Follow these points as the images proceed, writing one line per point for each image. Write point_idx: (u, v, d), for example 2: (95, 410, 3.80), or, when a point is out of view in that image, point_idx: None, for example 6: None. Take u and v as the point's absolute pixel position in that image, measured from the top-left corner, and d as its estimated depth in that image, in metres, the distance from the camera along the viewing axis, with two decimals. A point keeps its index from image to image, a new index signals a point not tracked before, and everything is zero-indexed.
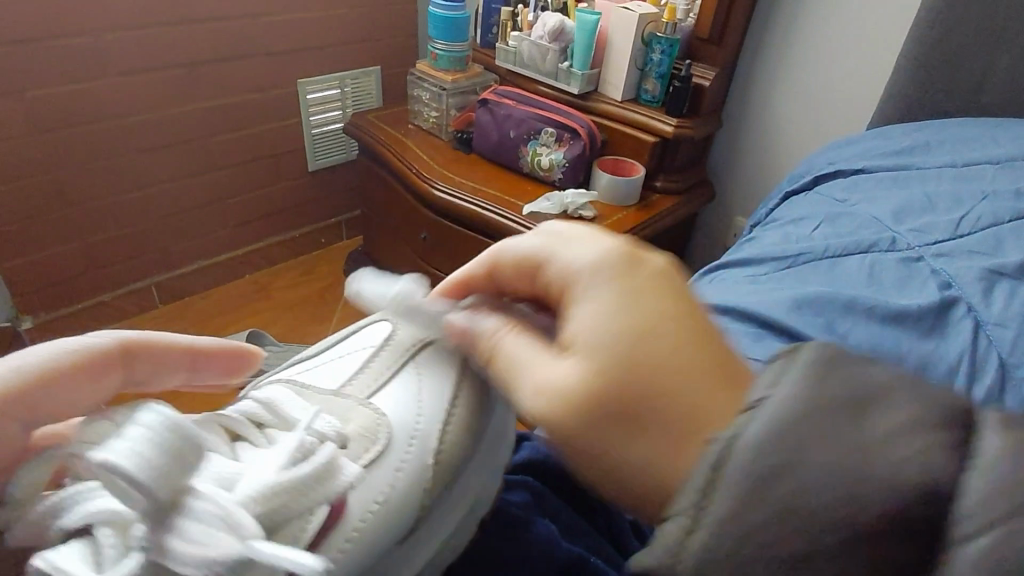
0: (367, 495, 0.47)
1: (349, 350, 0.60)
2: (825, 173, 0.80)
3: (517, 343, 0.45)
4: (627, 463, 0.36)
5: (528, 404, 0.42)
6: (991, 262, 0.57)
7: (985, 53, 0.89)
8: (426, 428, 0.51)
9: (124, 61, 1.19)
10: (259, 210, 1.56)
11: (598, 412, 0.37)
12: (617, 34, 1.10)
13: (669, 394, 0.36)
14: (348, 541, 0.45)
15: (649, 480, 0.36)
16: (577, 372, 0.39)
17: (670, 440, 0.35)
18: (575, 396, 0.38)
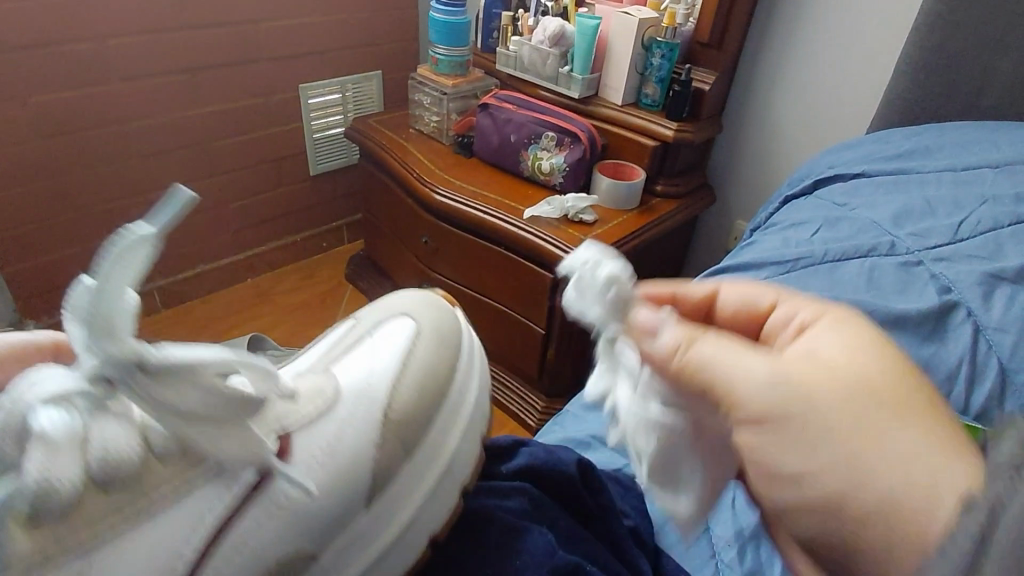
0: (312, 442, 0.49)
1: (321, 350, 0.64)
2: (825, 177, 0.80)
3: (736, 344, 0.39)
4: (883, 473, 0.31)
5: (761, 391, 0.36)
6: (990, 266, 0.57)
7: (985, 57, 0.89)
8: (377, 383, 0.53)
9: (125, 67, 1.20)
10: (261, 214, 1.56)
11: (878, 414, 0.33)
12: (617, 39, 1.10)
13: (947, 437, 0.31)
14: (308, 461, 0.48)
15: (912, 503, 0.30)
16: (866, 374, 0.34)
17: (938, 449, 0.30)
18: (863, 397, 0.34)
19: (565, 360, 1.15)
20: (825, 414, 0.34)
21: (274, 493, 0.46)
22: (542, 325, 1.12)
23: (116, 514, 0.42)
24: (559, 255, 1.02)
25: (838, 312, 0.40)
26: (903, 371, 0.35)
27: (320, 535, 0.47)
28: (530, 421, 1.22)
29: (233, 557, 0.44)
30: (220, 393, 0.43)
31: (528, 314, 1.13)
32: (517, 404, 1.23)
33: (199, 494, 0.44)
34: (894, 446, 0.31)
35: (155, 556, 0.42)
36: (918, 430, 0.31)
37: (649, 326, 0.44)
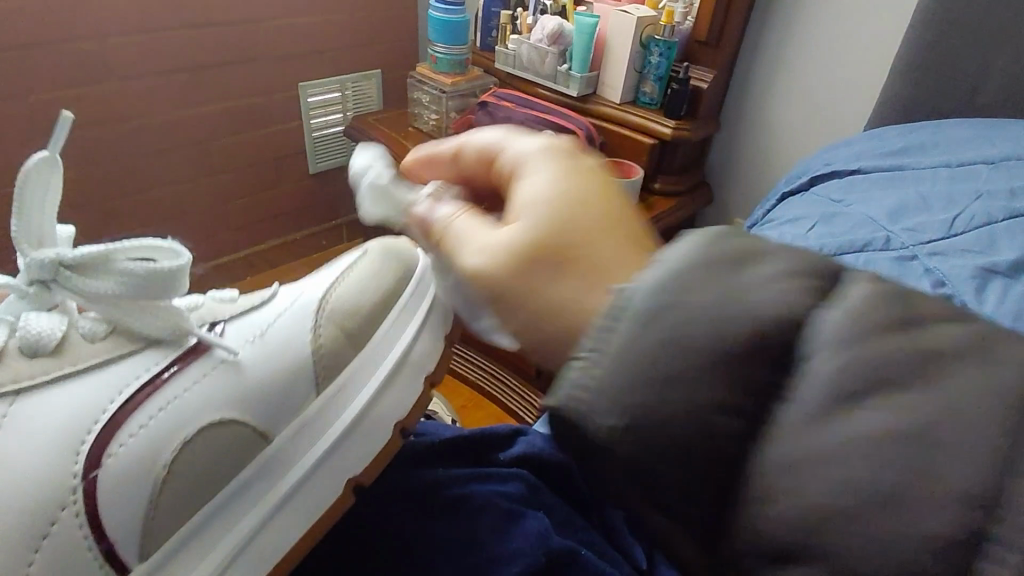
0: (246, 332, 0.59)
1: None
2: (821, 174, 0.80)
3: (478, 225, 0.51)
4: (562, 300, 0.42)
5: (478, 265, 0.47)
6: (984, 261, 0.57)
7: (982, 55, 0.90)
8: (308, 296, 0.62)
9: (126, 65, 1.20)
10: (260, 213, 1.57)
11: (551, 268, 0.43)
12: (616, 37, 1.10)
13: (595, 253, 0.43)
14: (222, 362, 0.56)
15: (565, 318, 0.42)
16: (526, 236, 0.45)
17: (592, 280, 0.42)
18: (536, 252, 0.44)
19: None
20: (554, 233, 0.44)
21: (184, 380, 0.55)
22: None
23: (49, 371, 0.52)
24: None
25: (550, 149, 0.51)
26: (596, 188, 0.47)
27: (272, 411, 0.57)
28: (529, 419, 1.22)
29: (174, 418, 0.53)
30: (124, 271, 0.53)
31: None
32: (516, 402, 1.23)
33: (124, 363, 0.54)
34: (605, 256, 0.43)
35: (81, 404, 0.51)
36: (616, 234, 0.44)
37: (422, 216, 0.55)
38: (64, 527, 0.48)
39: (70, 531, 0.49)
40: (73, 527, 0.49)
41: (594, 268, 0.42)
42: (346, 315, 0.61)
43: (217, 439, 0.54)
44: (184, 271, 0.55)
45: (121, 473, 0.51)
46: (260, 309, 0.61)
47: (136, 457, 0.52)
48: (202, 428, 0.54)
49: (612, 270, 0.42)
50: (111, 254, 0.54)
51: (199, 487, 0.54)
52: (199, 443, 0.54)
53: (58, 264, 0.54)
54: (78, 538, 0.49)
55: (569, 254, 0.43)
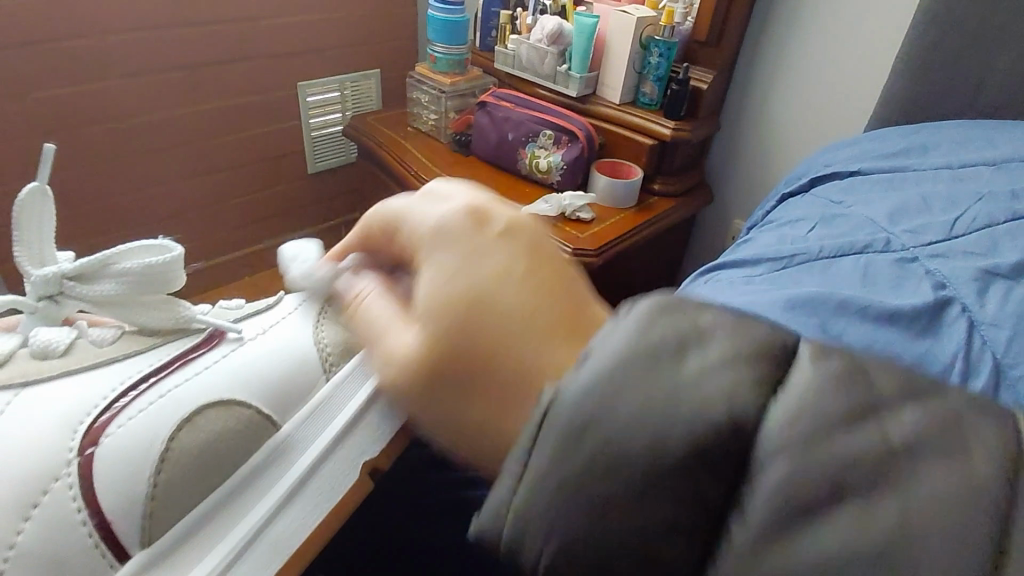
0: (249, 335, 0.59)
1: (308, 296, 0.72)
2: (822, 175, 0.80)
3: (392, 320, 0.48)
4: (479, 412, 0.41)
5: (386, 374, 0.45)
6: (985, 263, 0.57)
7: (983, 56, 0.89)
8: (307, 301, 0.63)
9: (124, 64, 1.20)
10: (260, 212, 1.56)
11: (460, 382, 0.41)
12: (616, 37, 1.10)
13: (516, 356, 0.40)
14: (220, 359, 0.56)
15: (489, 427, 0.40)
16: (424, 343, 0.42)
17: (518, 384, 0.40)
18: (436, 360, 0.41)
19: None
20: (461, 317, 0.41)
21: (201, 362, 0.56)
22: None
23: (55, 367, 0.53)
24: None
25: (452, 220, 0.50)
26: (504, 260, 0.45)
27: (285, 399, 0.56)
28: None
29: (159, 413, 0.51)
30: (123, 269, 0.55)
31: None
32: None
33: (138, 358, 0.55)
34: (538, 351, 0.40)
35: (85, 388, 0.51)
36: (551, 307, 0.43)
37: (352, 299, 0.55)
38: (52, 504, 0.46)
39: (62, 501, 0.47)
40: (63, 500, 0.47)
41: (519, 364, 0.40)
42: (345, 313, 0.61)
43: (220, 421, 0.53)
44: (179, 262, 0.57)
45: (120, 451, 0.49)
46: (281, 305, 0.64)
47: (133, 442, 0.50)
48: (202, 408, 0.52)
49: (541, 359, 0.40)
50: (109, 259, 0.56)
51: (213, 468, 0.52)
52: (198, 424, 0.52)
53: (63, 276, 0.56)
54: (70, 511, 0.47)
55: (467, 359, 0.41)
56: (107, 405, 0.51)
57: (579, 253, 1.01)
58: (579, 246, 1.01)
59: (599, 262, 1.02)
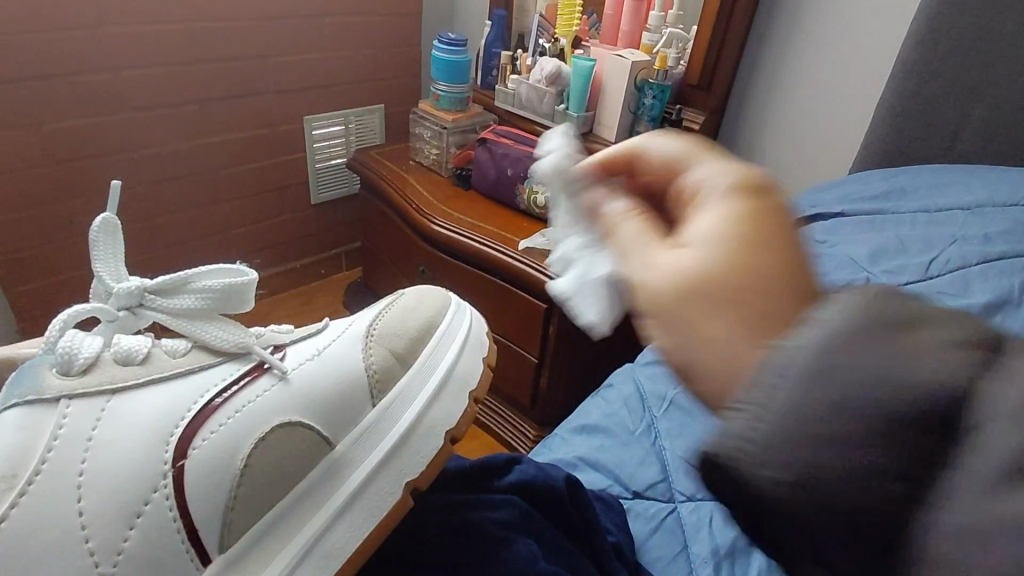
0: (303, 353, 0.62)
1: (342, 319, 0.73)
2: (807, 216, 0.84)
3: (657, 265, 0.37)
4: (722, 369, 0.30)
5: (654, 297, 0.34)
6: (958, 302, 0.60)
7: (960, 104, 0.94)
8: (358, 326, 0.66)
9: (137, 97, 1.24)
10: (262, 241, 1.59)
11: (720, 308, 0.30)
12: (612, 79, 1.15)
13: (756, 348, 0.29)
14: (267, 389, 0.59)
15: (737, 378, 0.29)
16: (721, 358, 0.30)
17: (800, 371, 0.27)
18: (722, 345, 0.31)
19: (558, 388, 1.17)
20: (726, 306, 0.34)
21: (258, 386, 0.59)
22: (535, 354, 1.15)
23: (131, 379, 0.56)
24: None
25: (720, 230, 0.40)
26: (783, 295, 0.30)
27: (337, 420, 0.60)
28: (523, 450, 1.23)
29: (228, 440, 0.56)
30: (203, 289, 0.60)
31: (522, 344, 1.16)
32: (509, 433, 1.25)
33: (212, 370, 0.59)
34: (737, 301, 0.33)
35: (171, 400, 0.56)
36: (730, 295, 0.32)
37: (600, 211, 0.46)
38: (153, 513, 0.52)
39: (161, 513, 0.52)
40: (163, 512, 0.52)
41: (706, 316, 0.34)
42: (393, 339, 0.65)
43: (289, 441, 0.57)
44: (250, 286, 0.62)
45: (205, 464, 0.54)
46: (320, 337, 0.65)
47: (216, 451, 0.55)
48: (275, 427, 0.57)
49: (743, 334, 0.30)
50: (188, 279, 0.60)
51: (273, 486, 0.57)
52: (270, 443, 0.57)
53: (143, 290, 0.60)
54: (168, 522, 0.52)
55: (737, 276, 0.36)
56: (188, 423, 0.55)
57: None
58: None
59: None
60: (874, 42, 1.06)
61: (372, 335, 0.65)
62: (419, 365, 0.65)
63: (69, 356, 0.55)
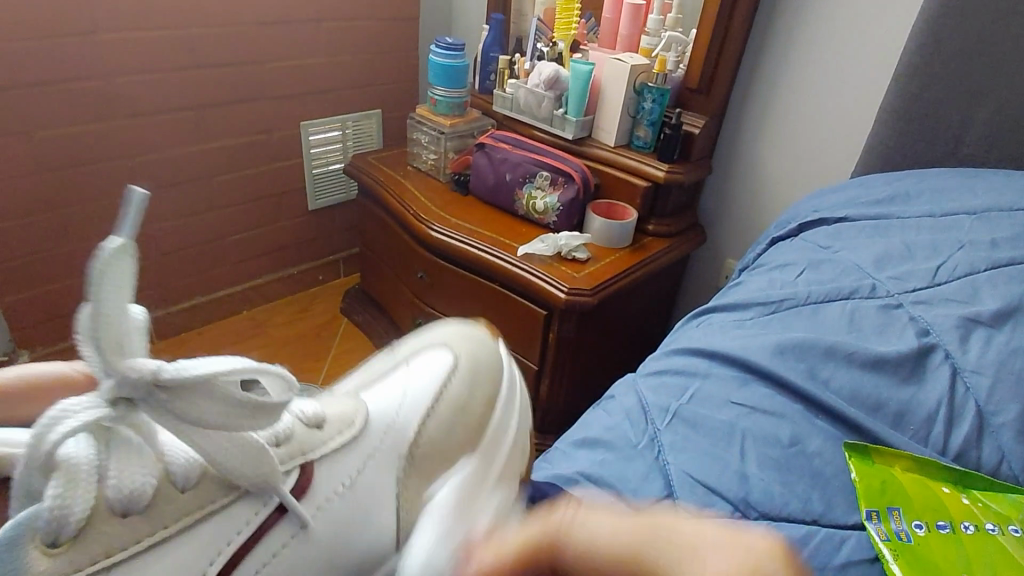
0: (336, 476, 0.54)
1: (373, 368, 0.69)
2: (810, 221, 0.82)
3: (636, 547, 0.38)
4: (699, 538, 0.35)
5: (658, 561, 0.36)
6: (967, 310, 0.59)
7: (963, 107, 0.93)
8: (403, 423, 0.60)
9: (132, 103, 1.23)
10: (256, 247, 1.57)
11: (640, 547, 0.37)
12: (611, 83, 1.14)
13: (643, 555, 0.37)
14: (290, 540, 0.49)
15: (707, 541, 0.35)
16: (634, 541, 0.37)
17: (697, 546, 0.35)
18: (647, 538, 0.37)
19: (558, 395, 1.16)
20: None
21: (279, 537, 0.49)
22: (535, 360, 1.14)
23: (136, 535, 0.44)
24: (553, 292, 1.04)
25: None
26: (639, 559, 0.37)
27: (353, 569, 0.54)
28: None
29: None
30: (229, 398, 0.47)
31: (523, 350, 1.15)
32: None
33: (232, 509, 0.47)
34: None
35: (186, 560, 0.45)
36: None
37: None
38: None
39: None
40: None
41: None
42: (431, 457, 0.61)
43: None
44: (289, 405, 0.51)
45: None
46: (348, 448, 0.55)
47: None
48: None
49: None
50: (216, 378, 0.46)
51: None
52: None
53: (156, 381, 0.43)
54: None
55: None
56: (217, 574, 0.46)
57: (575, 292, 1.03)
58: (574, 285, 1.03)
59: (595, 301, 1.04)
60: (875, 45, 1.05)
61: (412, 454, 0.60)
62: (455, 487, 0.61)
63: (59, 521, 0.41)
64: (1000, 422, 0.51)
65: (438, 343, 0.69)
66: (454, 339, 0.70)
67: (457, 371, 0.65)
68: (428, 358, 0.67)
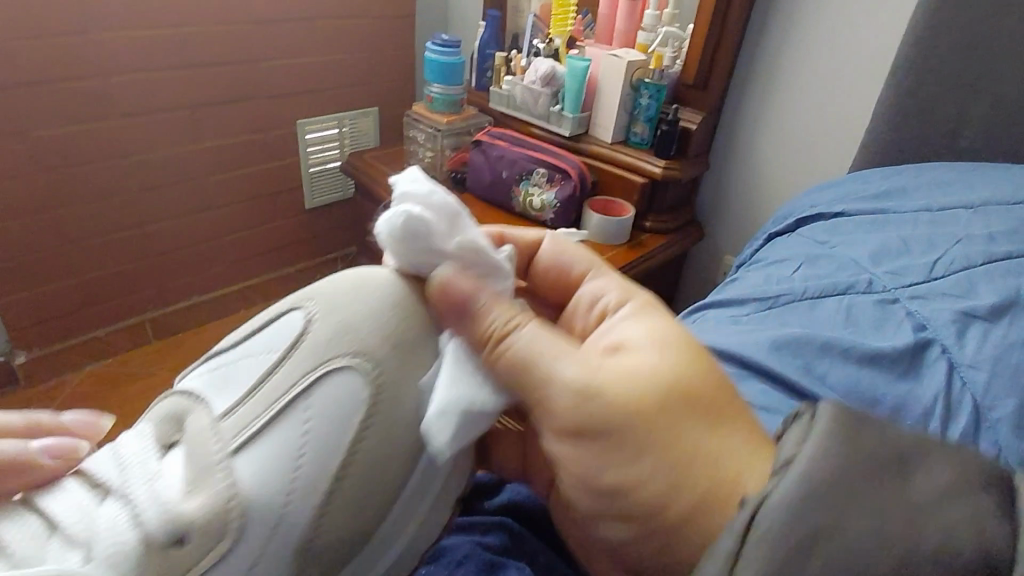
0: None
1: (265, 345, 0.50)
2: (806, 216, 0.82)
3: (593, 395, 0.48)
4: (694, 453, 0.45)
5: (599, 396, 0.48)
6: (964, 304, 0.59)
7: (960, 101, 0.92)
8: (297, 507, 0.45)
9: (127, 103, 1.23)
10: (254, 246, 1.57)
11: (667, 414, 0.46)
12: (607, 80, 1.13)
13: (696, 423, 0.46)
14: None
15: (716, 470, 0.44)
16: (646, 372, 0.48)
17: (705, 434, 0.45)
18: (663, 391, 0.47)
19: None
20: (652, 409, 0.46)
21: None
22: None
23: None
24: None
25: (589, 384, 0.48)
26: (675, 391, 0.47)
27: None
28: None
29: None
30: None
31: None
32: None
33: None
34: (730, 432, 0.45)
35: None
36: (710, 436, 0.45)
37: None
38: None
39: None
40: None
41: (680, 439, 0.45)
42: (330, 549, 0.47)
43: None
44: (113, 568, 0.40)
45: None
46: (226, 546, 0.44)
47: None
48: None
49: (743, 478, 0.42)
50: None
51: None
52: None
53: None
54: None
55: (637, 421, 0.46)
56: None
57: None
58: None
59: None
60: (872, 39, 1.05)
61: (308, 551, 0.46)
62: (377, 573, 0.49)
63: None
64: (997, 417, 0.51)
65: (357, 352, 0.48)
66: (377, 348, 0.49)
67: (371, 412, 0.47)
68: (339, 389, 0.47)
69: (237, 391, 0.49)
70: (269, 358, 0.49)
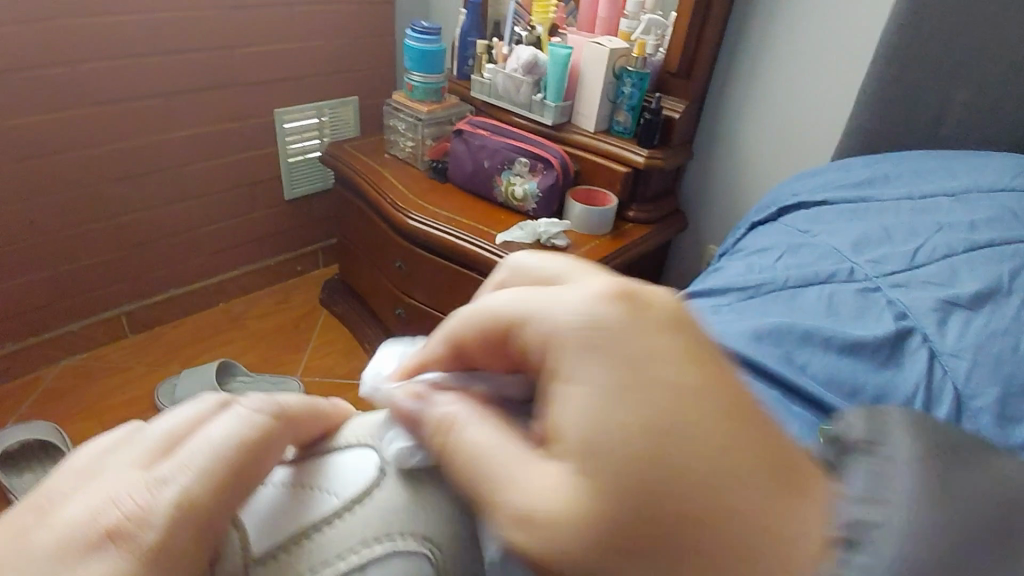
0: None
1: (335, 476, 0.43)
2: (789, 205, 0.81)
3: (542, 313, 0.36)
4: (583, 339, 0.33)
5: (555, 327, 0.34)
6: (946, 292, 0.58)
7: (941, 89, 0.92)
8: None
9: (99, 91, 1.19)
10: (231, 238, 1.54)
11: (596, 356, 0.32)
12: (590, 68, 1.12)
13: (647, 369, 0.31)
14: None
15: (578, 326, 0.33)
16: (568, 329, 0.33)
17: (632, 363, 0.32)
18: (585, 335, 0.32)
19: None
20: (638, 472, 0.28)
21: None
22: None
23: None
24: None
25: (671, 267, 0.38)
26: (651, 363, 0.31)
27: None
28: None
29: None
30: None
31: None
32: None
33: None
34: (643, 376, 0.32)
35: None
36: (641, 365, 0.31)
37: None
38: None
39: None
40: None
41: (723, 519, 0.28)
42: None
43: None
44: None
45: None
46: None
47: None
48: None
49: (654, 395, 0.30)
50: None
51: None
52: None
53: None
54: None
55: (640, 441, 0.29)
56: None
57: None
58: None
59: None
60: (856, 26, 1.04)
61: None
62: None
63: None
64: (979, 405, 0.50)
65: (424, 535, 0.39)
66: (447, 532, 0.40)
67: None
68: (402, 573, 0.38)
69: (292, 528, 0.40)
70: (334, 501, 0.41)
